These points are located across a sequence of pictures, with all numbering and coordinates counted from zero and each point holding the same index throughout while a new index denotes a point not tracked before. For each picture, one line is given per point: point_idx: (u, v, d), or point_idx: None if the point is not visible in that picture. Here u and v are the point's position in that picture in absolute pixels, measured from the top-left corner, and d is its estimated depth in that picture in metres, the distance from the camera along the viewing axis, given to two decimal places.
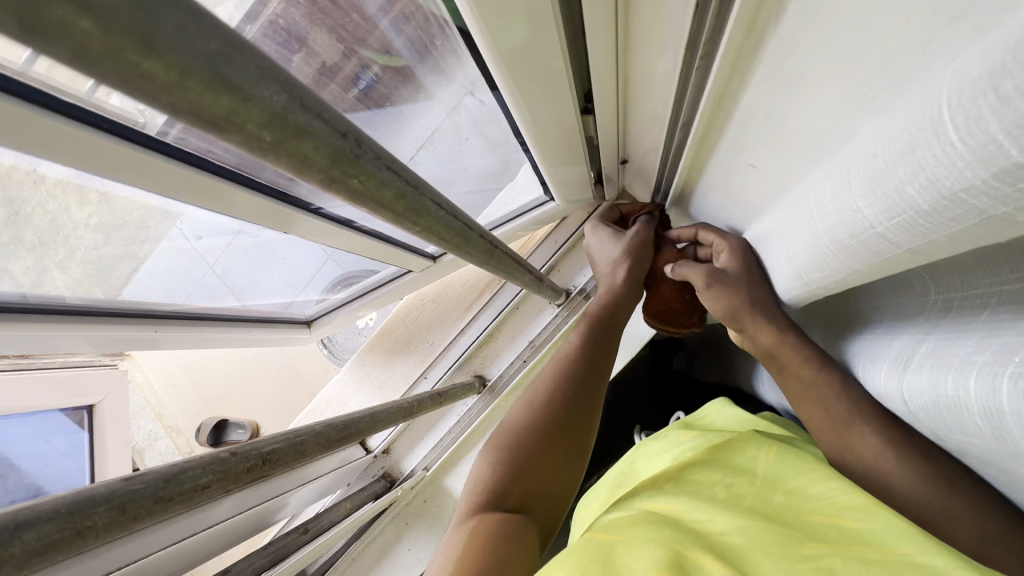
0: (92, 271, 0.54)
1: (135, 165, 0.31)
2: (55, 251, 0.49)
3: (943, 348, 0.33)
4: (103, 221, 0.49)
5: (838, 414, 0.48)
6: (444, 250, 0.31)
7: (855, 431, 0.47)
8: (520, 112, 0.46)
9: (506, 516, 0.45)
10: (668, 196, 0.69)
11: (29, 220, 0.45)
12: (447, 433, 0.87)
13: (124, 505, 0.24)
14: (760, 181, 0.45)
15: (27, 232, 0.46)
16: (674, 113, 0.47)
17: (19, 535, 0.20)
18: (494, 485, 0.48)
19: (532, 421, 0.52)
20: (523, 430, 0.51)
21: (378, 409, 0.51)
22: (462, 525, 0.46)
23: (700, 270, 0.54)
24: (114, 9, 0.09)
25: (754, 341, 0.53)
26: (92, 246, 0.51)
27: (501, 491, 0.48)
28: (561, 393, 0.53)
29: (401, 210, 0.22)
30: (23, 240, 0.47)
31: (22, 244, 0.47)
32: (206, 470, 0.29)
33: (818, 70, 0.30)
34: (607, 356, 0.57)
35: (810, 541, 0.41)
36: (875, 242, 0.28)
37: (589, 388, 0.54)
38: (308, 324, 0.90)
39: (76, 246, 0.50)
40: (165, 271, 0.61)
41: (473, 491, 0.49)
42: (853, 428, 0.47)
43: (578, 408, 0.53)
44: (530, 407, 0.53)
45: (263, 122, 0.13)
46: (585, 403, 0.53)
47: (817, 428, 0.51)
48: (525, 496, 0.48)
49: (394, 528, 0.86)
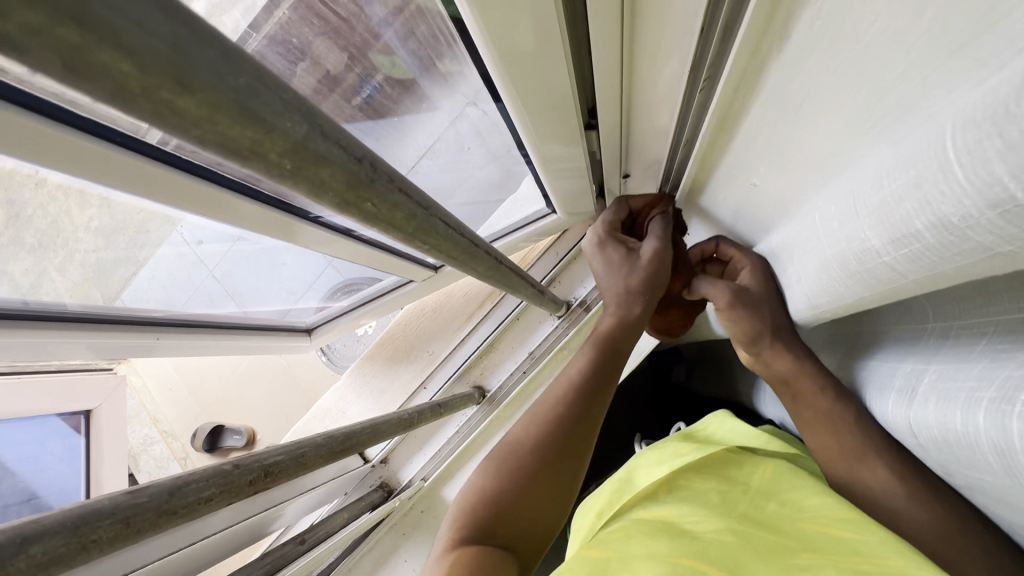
0: (91, 273, 0.53)
1: (145, 177, 0.31)
2: (54, 253, 0.49)
3: (948, 383, 0.34)
4: (103, 223, 0.48)
5: (852, 446, 0.48)
6: (449, 266, 0.31)
7: (867, 462, 0.47)
8: (523, 124, 0.46)
9: (491, 549, 0.45)
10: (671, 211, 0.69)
11: (30, 221, 0.44)
12: (446, 443, 0.87)
13: (128, 518, 0.24)
14: (763, 199, 0.46)
15: (27, 234, 0.46)
16: (678, 130, 0.47)
17: (26, 548, 0.20)
18: (482, 517, 0.48)
19: (529, 449, 0.51)
20: (518, 458, 0.51)
21: (379, 421, 0.51)
22: (447, 552, 0.46)
23: (723, 287, 0.52)
24: (156, 52, 0.10)
25: (768, 366, 0.53)
26: (92, 250, 0.51)
27: (489, 525, 0.47)
28: (554, 430, 0.52)
29: (411, 231, 0.23)
30: (24, 241, 0.46)
31: (23, 246, 0.46)
32: (209, 482, 0.29)
33: (820, 95, 0.31)
34: (606, 389, 0.55)
35: (807, 551, 0.42)
36: (882, 271, 0.29)
37: (582, 428, 0.52)
38: (309, 331, 0.90)
39: (76, 249, 0.50)
40: (166, 274, 0.60)
41: (461, 518, 0.49)
42: (865, 459, 0.47)
43: (571, 445, 0.52)
44: (526, 438, 0.52)
45: (285, 151, 0.14)
46: (576, 445, 0.52)
47: (826, 456, 0.51)
48: (510, 535, 0.48)
49: (392, 538, 0.86)
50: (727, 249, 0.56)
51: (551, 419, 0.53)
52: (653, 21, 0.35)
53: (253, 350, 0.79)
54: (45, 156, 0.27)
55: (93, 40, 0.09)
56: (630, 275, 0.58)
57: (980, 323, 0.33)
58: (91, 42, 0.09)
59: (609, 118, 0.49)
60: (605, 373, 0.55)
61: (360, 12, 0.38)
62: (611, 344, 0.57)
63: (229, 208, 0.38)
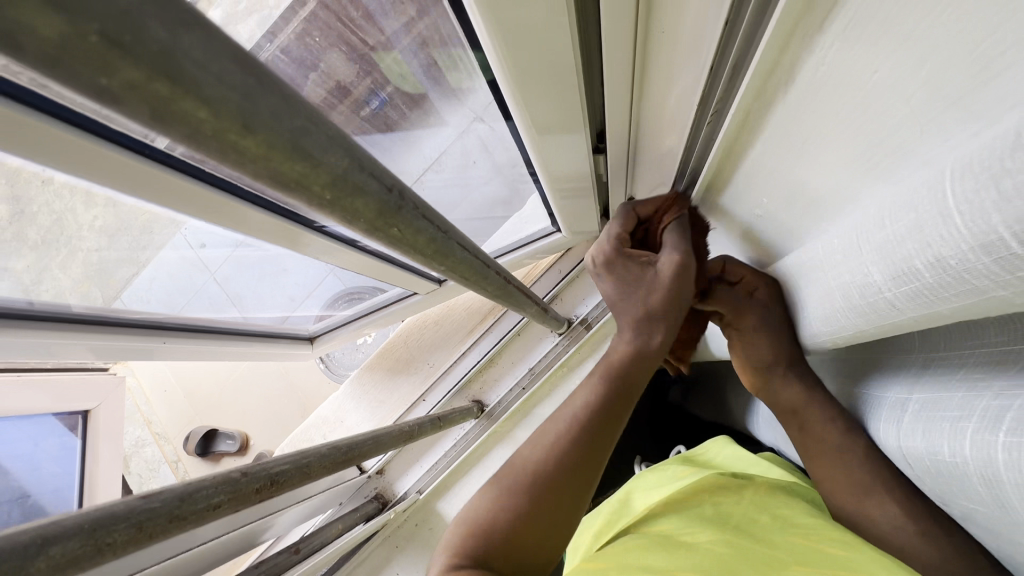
0: (92, 271, 0.53)
1: (157, 180, 0.32)
2: (57, 251, 0.49)
3: (932, 411, 0.35)
4: (108, 223, 0.48)
5: (861, 480, 0.48)
6: (464, 287, 0.32)
7: (874, 498, 0.47)
8: (533, 142, 0.48)
9: None
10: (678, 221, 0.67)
11: (33, 219, 0.45)
12: (443, 456, 0.87)
13: (141, 523, 0.25)
14: (766, 228, 0.47)
15: (31, 231, 0.46)
16: (683, 155, 0.49)
17: (47, 549, 0.21)
18: (483, 541, 0.49)
19: (537, 472, 0.51)
20: (526, 480, 0.51)
21: (380, 432, 0.51)
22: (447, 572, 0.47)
23: (748, 312, 0.50)
24: (229, 100, 0.11)
25: (777, 396, 0.53)
26: (94, 249, 0.51)
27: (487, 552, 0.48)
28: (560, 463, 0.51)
29: (430, 254, 0.24)
30: (27, 239, 0.46)
31: (25, 242, 0.46)
32: (217, 490, 0.30)
33: (822, 135, 0.32)
34: (613, 425, 0.53)
35: (798, 565, 0.44)
36: (881, 306, 0.30)
37: (587, 462, 0.51)
38: (312, 339, 0.92)
39: (79, 247, 0.50)
40: (167, 275, 0.60)
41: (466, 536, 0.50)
42: (872, 494, 0.47)
43: (575, 475, 0.51)
44: (530, 464, 0.52)
45: (326, 182, 0.15)
46: (581, 479, 0.51)
47: (830, 484, 0.51)
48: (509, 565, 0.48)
49: (385, 550, 0.85)
50: (736, 269, 0.52)
51: (558, 446, 0.52)
52: (662, 57, 0.37)
53: (252, 356, 0.80)
54: (52, 158, 0.28)
55: (180, 93, 0.10)
56: (647, 296, 0.53)
57: (967, 354, 0.33)
58: (176, 94, 0.10)
59: (618, 143, 0.51)
60: (614, 409, 0.52)
61: (376, 27, 0.40)
62: (624, 376, 0.53)
63: (232, 213, 0.39)
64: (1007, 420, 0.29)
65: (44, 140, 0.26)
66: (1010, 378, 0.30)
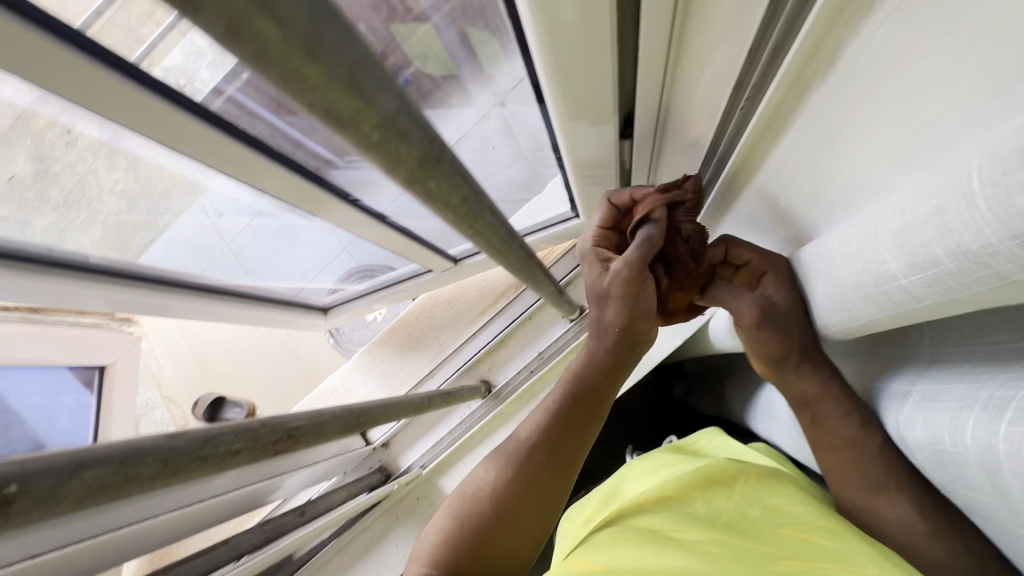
0: (110, 235, 0.54)
1: (176, 125, 0.32)
2: (78, 212, 0.50)
3: (930, 402, 0.36)
4: (129, 187, 0.50)
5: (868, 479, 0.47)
6: (488, 255, 0.33)
7: (886, 497, 0.48)
8: (562, 124, 0.48)
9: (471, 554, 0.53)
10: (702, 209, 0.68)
11: (58, 176, 0.47)
12: (449, 433, 0.88)
13: (168, 459, 0.26)
14: (790, 221, 0.46)
15: (53, 192, 0.48)
16: (712, 142, 0.51)
17: (80, 473, 0.21)
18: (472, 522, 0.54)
19: (516, 465, 0.55)
20: (508, 469, 0.55)
21: (392, 400, 0.51)
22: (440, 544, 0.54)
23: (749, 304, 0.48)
24: (299, 22, 0.12)
25: (792, 387, 0.51)
26: (114, 212, 0.52)
27: (483, 542, 0.53)
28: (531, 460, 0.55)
29: (460, 214, 0.24)
30: (49, 198, 0.48)
31: (48, 203, 0.48)
32: (238, 436, 0.30)
33: (859, 122, 0.31)
34: (580, 429, 0.56)
35: (784, 559, 0.46)
36: (897, 294, 0.30)
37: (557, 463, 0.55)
38: (325, 311, 0.92)
39: (99, 210, 0.51)
40: (183, 244, 0.61)
41: (461, 509, 0.56)
42: (884, 492, 0.48)
43: (546, 475, 0.55)
44: (512, 457, 0.56)
45: (376, 123, 0.15)
46: (550, 476, 0.55)
47: (839, 479, 0.51)
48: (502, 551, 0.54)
49: (386, 520, 0.88)
50: (741, 252, 0.51)
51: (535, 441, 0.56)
52: (701, 34, 0.38)
53: (265, 322, 0.80)
54: (86, 99, 0.29)
55: (253, 8, 0.11)
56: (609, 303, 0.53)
57: (988, 346, 0.33)
58: (250, 8, 0.11)
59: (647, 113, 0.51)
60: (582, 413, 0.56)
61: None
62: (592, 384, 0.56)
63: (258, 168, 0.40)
64: (1010, 410, 0.29)
65: (83, 81, 0.28)
66: (1018, 370, 0.30)
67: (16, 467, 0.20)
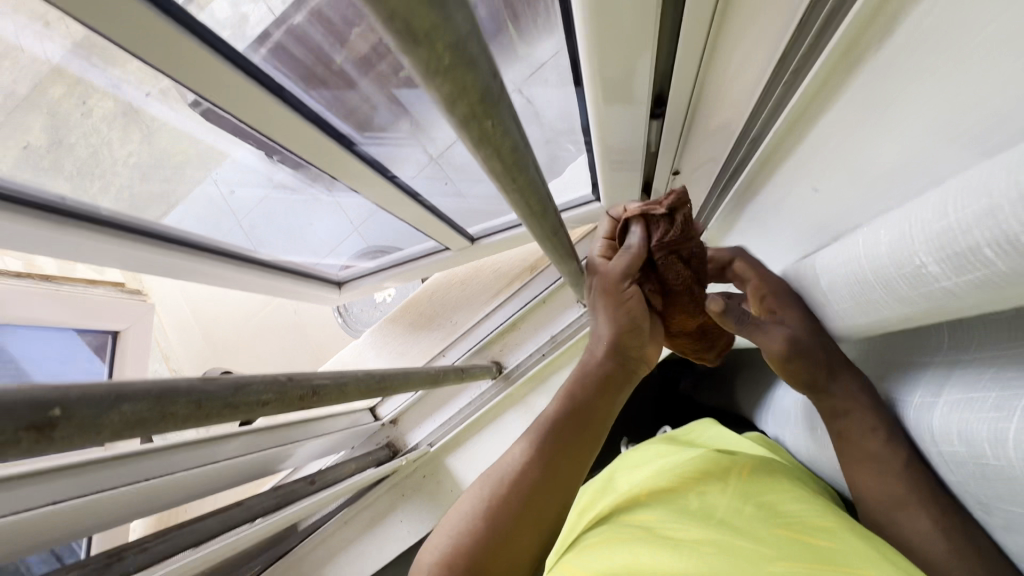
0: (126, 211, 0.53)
1: (178, 49, 0.34)
2: (91, 183, 0.49)
3: (964, 411, 0.36)
4: (142, 159, 0.52)
5: (886, 480, 0.46)
6: (523, 219, 0.32)
7: (907, 513, 0.45)
8: (595, 91, 0.48)
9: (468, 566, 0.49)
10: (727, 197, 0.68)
11: (71, 150, 0.47)
12: (457, 412, 0.88)
13: (201, 401, 0.25)
14: (819, 208, 0.46)
15: (67, 162, 0.47)
16: (749, 122, 0.51)
17: (120, 405, 0.21)
18: (473, 533, 0.50)
19: (517, 473, 0.52)
20: (510, 478, 0.52)
21: (410, 369, 0.52)
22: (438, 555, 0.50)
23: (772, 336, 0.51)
24: None
25: (826, 398, 0.50)
26: (128, 184, 0.51)
27: (485, 559, 0.49)
28: (533, 468, 0.52)
29: (506, 166, 0.24)
30: (63, 168, 0.47)
31: (61, 171, 0.47)
32: (267, 387, 0.30)
33: (910, 96, 0.32)
34: (580, 439, 0.54)
35: (781, 560, 0.45)
36: (939, 295, 0.29)
37: (558, 473, 0.52)
38: (340, 285, 0.91)
39: (114, 181, 0.50)
40: (194, 220, 0.60)
41: (458, 519, 0.52)
42: (906, 509, 0.45)
43: (549, 485, 0.52)
44: (514, 465, 0.53)
45: (448, 44, 0.15)
46: (552, 487, 0.52)
47: (867, 491, 0.49)
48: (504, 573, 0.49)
49: (391, 496, 0.88)
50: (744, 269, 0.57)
51: (536, 449, 0.53)
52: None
53: (276, 292, 0.77)
54: (111, 19, 0.30)
55: None
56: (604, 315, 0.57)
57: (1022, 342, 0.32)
58: None
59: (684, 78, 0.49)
60: (581, 422, 0.54)
61: None
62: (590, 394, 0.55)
63: (252, 98, 0.40)
64: None
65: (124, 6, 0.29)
66: None
67: (59, 390, 0.20)
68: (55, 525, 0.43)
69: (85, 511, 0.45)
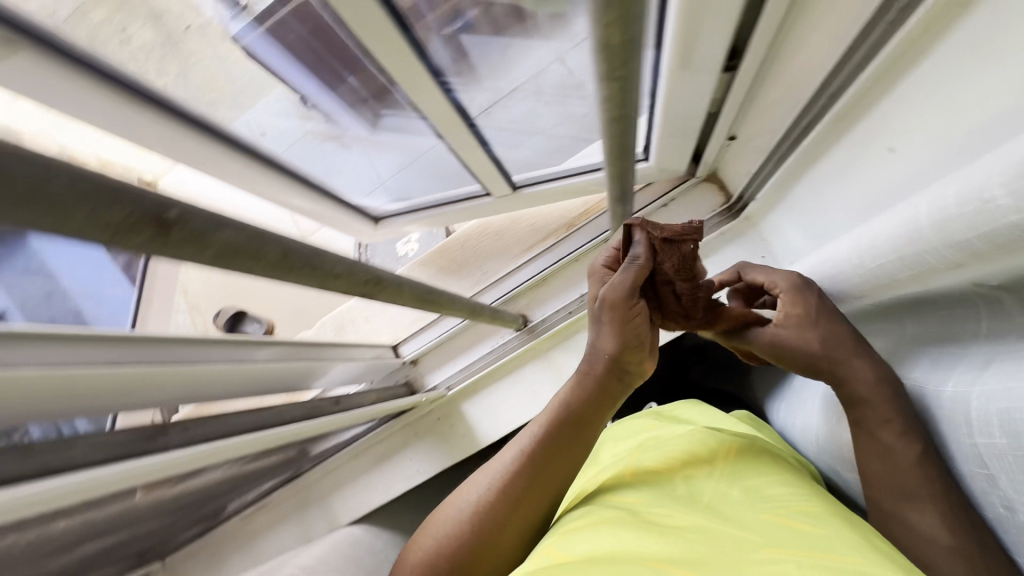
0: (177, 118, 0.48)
1: None
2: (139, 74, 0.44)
3: (1001, 402, 0.36)
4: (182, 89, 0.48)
5: (897, 476, 0.46)
6: (609, 123, 0.32)
7: (914, 505, 0.45)
8: (675, 29, 0.47)
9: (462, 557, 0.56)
10: (780, 168, 0.67)
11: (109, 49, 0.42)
12: (478, 360, 0.88)
13: (288, 252, 0.26)
14: (890, 169, 0.45)
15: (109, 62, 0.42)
16: (822, 81, 0.50)
17: (226, 230, 0.22)
18: (466, 530, 0.57)
19: (504, 478, 0.58)
20: (500, 482, 0.58)
21: (456, 295, 0.52)
22: (438, 544, 0.58)
23: (771, 332, 0.52)
24: None
25: (846, 387, 0.49)
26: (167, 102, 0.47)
27: (476, 549, 0.56)
28: (518, 476, 0.57)
29: (623, 42, 0.23)
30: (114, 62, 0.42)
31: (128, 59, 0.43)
32: (342, 262, 0.31)
33: (1012, 40, 0.31)
34: (565, 454, 0.58)
35: (769, 547, 0.45)
36: (1005, 230, 0.29)
37: (542, 482, 0.57)
38: (376, 220, 0.85)
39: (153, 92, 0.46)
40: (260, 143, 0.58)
41: (456, 513, 0.59)
42: (913, 502, 0.45)
43: (533, 493, 0.57)
44: (502, 471, 0.58)
45: None
46: (535, 492, 0.57)
47: (874, 486, 0.49)
48: (495, 565, 0.57)
49: (403, 435, 0.91)
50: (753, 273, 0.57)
51: (523, 459, 0.58)
52: None
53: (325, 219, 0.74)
54: None
55: None
56: (604, 332, 0.57)
57: None
58: None
59: (770, 14, 0.46)
60: (567, 438, 0.58)
61: None
62: (581, 411, 0.58)
63: None
64: None
65: None
66: None
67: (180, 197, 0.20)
68: (83, 390, 0.44)
69: (121, 380, 0.46)
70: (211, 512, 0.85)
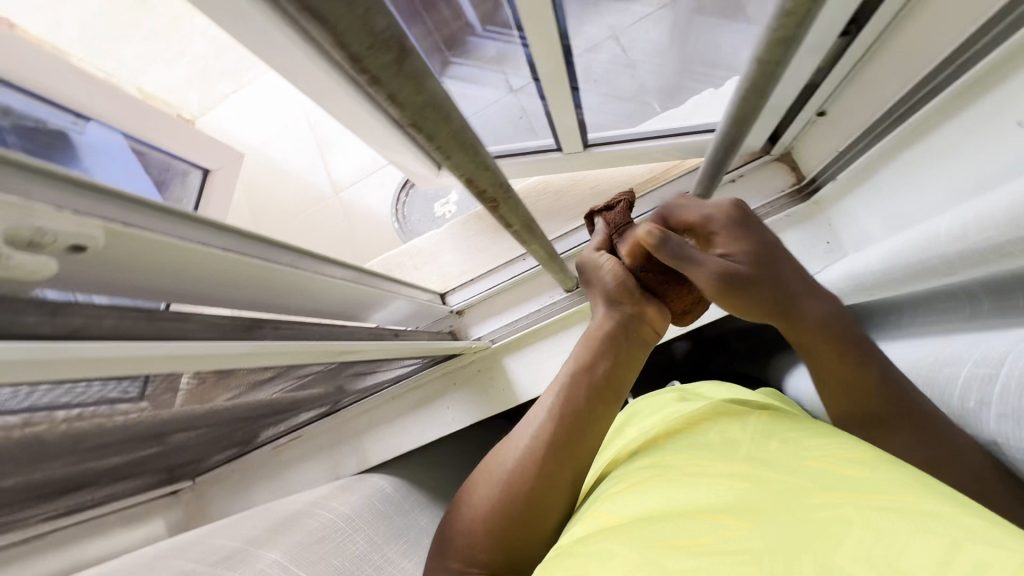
0: None
1: None
2: None
3: None
4: None
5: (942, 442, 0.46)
6: (769, 42, 0.31)
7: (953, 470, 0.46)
8: None
9: (507, 523, 0.57)
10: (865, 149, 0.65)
11: None
12: (525, 316, 0.89)
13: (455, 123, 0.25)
14: (1005, 143, 0.44)
15: None
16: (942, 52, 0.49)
17: None
18: (511, 497, 0.57)
19: (542, 440, 0.58)
20: (538, 444, 0.58)
21: (541, 235, 0.50)
22: (485, 510, 0.58)
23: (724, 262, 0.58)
24: None
25: (805, 317, 0.58)
26: None
27: (522, 511, 0.56)
28: (553, 437, 0.58)
29: None
30: None
31: None
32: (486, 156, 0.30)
33: None
34: (593, 408, 0.60)
35: (823, 491, 0.40)
36: None
37: (575, 439, 0.58)
38: None
39: None
40: None
41: (499, 479, 0.59)
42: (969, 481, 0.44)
43: (570, 454, 0.58)
44: (539, 434, 0.59)
45: None
46: (571, 452, 0.58)
47: (841, 414, 0.58)
48: (539, 529, 0.56)
49: (442, 383, 0.92)
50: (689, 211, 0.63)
51: (558, 419, 0.59)
52: None
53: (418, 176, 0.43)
54: None
55: None
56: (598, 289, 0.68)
57: None
58: None
59: None
60: (594, 392, 0.60)
61: None
62: (603, 365, 0.62)
63: None
64: None
65: None
66: None
67: None
68: (178, 268, 0.40)
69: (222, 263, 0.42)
70: (249, 438, 0.87)
